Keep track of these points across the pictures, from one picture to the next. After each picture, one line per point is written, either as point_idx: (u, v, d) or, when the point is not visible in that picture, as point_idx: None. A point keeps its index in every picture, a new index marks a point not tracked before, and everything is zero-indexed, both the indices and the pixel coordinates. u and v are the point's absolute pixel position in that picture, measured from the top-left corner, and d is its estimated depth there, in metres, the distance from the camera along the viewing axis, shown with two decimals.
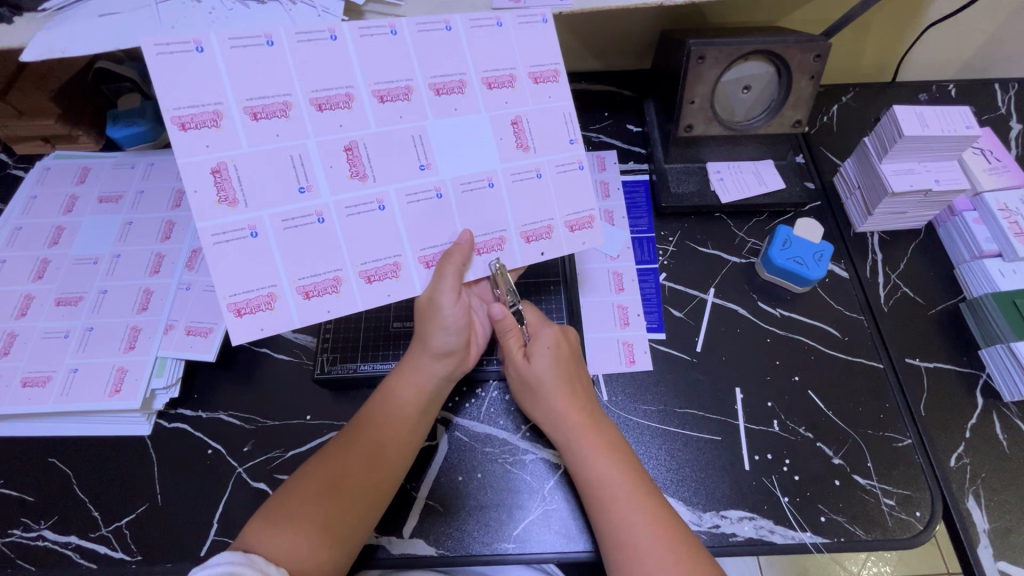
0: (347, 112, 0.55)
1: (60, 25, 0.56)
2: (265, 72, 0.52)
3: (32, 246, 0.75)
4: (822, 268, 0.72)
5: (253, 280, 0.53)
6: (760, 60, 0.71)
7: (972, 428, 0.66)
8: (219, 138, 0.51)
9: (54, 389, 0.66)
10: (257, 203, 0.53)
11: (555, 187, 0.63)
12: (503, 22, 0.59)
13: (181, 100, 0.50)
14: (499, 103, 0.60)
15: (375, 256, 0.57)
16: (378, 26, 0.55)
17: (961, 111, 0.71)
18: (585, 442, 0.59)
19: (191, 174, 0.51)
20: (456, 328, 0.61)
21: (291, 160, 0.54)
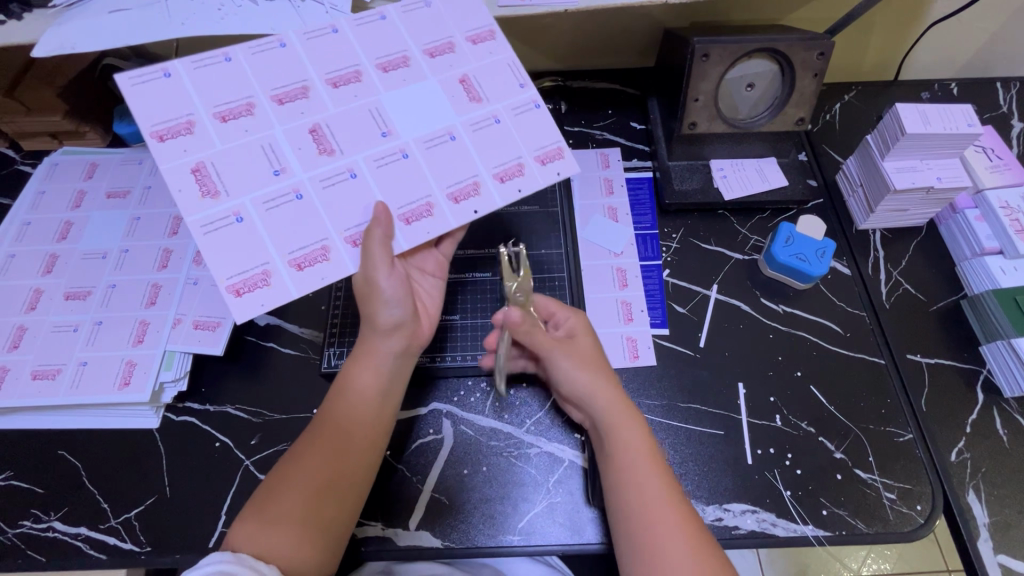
0: (307, 100, 0.57)
1: (71, 21, 0.57)
2: (229, 81, 0.56)
3: (40, 241, 0.75)
4: (825, 265, 0.72)
5: (247, 260, 0.53)
6: (764, 58, 0.71)
7: (973, 423, 0.67)
8: (196, 141, 0.54)
9: (64, 382, 0.66)
10: (237, 192, 0.54)
11: (515, 128, 0.61)
12: (433, 2, 0.62)
13: (156, 116, 0.54)
14: (442, 68, 0.61)
15: (355, 220, 0.56)
16: (369, 15, 0.61)
17: (963, 109, 0.71)
18: (621, 423, 0.58)
19: (174, 177, 0.53)
20: (398, 300, 0.58)
21: (262, 149, 0.55)
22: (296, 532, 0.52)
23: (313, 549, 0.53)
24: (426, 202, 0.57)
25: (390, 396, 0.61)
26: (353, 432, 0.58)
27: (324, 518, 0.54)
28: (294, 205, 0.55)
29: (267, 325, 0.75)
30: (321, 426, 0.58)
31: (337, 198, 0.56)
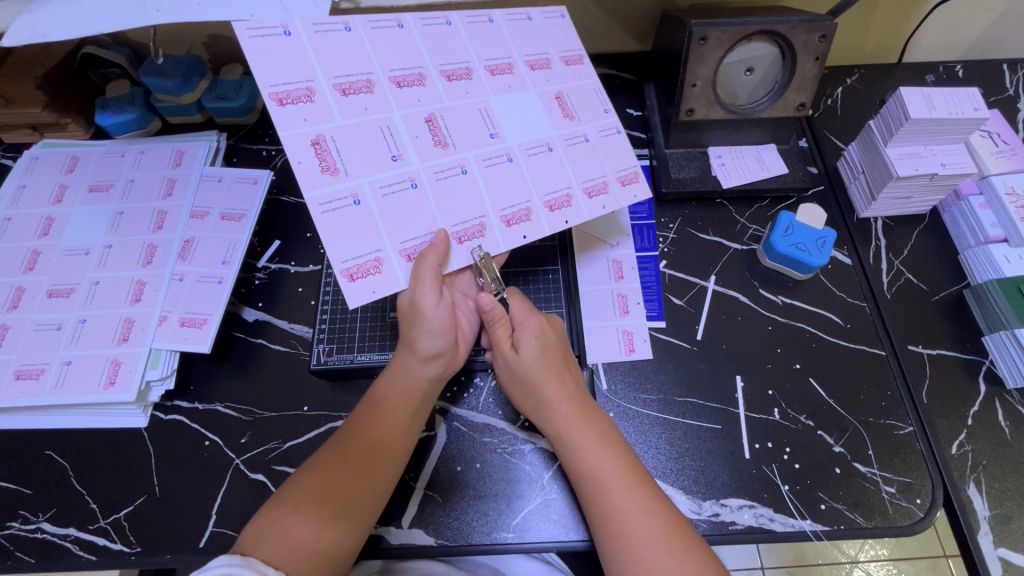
0: (422, 88, 0.58)
1: (43, 12, 0.55)
2: (350, 53, 0.56)
3: (22, 237, 0.74)
4: (825, 255, 0.71)
5: (360, 245, 0.53)
6: (764, 41, 0.69)
7: (974, 415, 0.66)
8: (316, 112, 0.53)
9: (48, 382, 0.65)
10: (356, 172, 0.54)
11: (602, 149, 0.64)
12: (533, 16, 0.65)
13: (277, 78, 0.52)
14: (542, 81, 0.63)
15: (460, 217, 0.57)
16: (479, 15, 0.63)
17: (970, 92, 0.69)
18: (575, 433, 0.58)
19: (294, 147, 0.52)
20: (440, 330, 0.59)
21: (381, 131, 0.56)
22: (321, 520, 0.52)
23: (335, 540, 0.53)
24: (481, 222, 0.58)
25: (423, 410, 0.62)
26: (376, 445, 0.58)
27: (349, 510, 0.54)
28: (409, 194, 0.56)
29: (256, 321, 0.73)
30: (356, 424, 0.59)
31: (448, 194, 0.57)
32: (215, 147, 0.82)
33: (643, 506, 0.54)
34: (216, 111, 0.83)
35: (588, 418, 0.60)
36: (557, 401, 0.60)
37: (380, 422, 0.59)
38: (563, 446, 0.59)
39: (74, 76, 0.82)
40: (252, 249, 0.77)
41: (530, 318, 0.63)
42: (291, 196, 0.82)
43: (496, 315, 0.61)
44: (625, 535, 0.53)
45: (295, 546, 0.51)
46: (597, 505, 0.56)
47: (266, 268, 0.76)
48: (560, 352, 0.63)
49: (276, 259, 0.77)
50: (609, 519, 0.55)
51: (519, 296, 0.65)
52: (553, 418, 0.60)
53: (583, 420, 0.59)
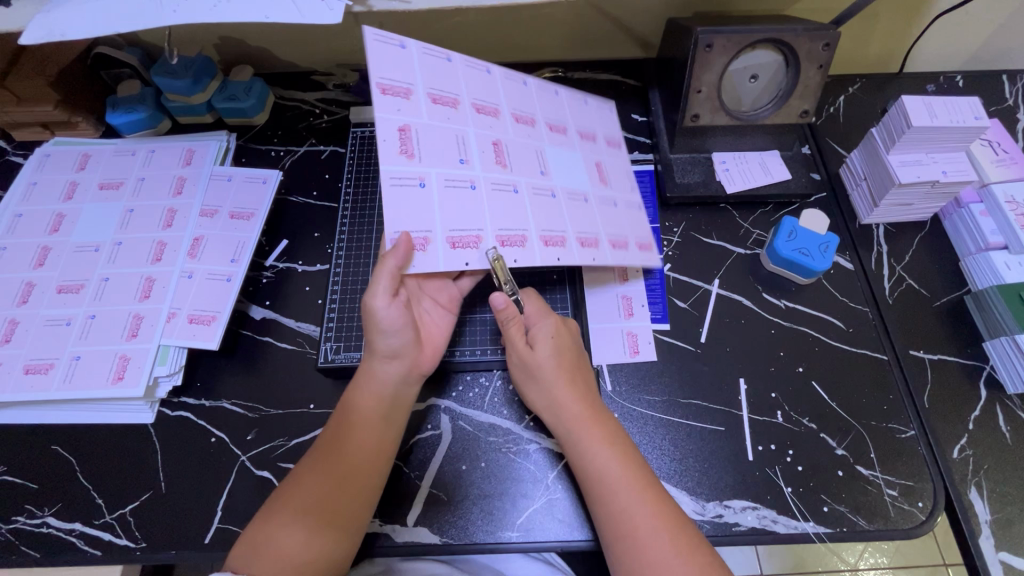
0: (495, 120, 0.65)
1: (60, 11, 0.56)
2: (448, 76, 0.63)
3: (33, 233, 0.74)
4: (828, 259, 0.71)
5: (415, 221, 0.56)
6: (770, 49, 0.70)
7: (975, 419, 0.66)
8: (410, 106, 0.59)
9: (56, 377, 0.65)
10: (428, 162, 0.58)
11: (626, 215, 0.72)
12: (588, 102, 0.78)
13: (385, 72, 0.58)
14: (588, 148, 0.73)
15: (460, 225, 0.58)
16: (547, 86, 0.73)
17: (971, 101, 0.70)
18: (585, 434, 0.59)
19: (383, 126, 0.56)
20: (396, 330, 0.58)
21: (455, 137, 0.61)
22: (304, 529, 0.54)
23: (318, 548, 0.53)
24: (477, 234, 0.58)
25: (397, 414, 0.61)
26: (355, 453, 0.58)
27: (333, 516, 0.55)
28: (468, 193, 0.59)
29: (264, 319, 0.74)
30: (333, 432, 0.59)
31: (498, 202, 0.61)
32: (225, 147, 0.82)
33: (650, 507, 0.55)
34: (226, 112, 0.85)
35: (596, 420, 0.60)
36: (568, 400, 0.60)
37: (354, 431, 0.58)
38: (569, 444, 0.60)
39: (86, 76, 0.83)
40: (259, 248, 0.78)
41: (546, 319, 0.64)
42: (299, 196, 0.82)
43: (510, 315, 0.61)
44: (630, 535, 0.54)
45: (281, 555, 0.52)
46: (603, 507, 0.56)
47: (274, 267, 0.77)
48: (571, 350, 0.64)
49: (283, 258, 0.78)
50: (614, 519, 0.55)
51: (534, 299, 0.66)
52: (559, 418, 0.60)
53: (592, 421, 0.60)
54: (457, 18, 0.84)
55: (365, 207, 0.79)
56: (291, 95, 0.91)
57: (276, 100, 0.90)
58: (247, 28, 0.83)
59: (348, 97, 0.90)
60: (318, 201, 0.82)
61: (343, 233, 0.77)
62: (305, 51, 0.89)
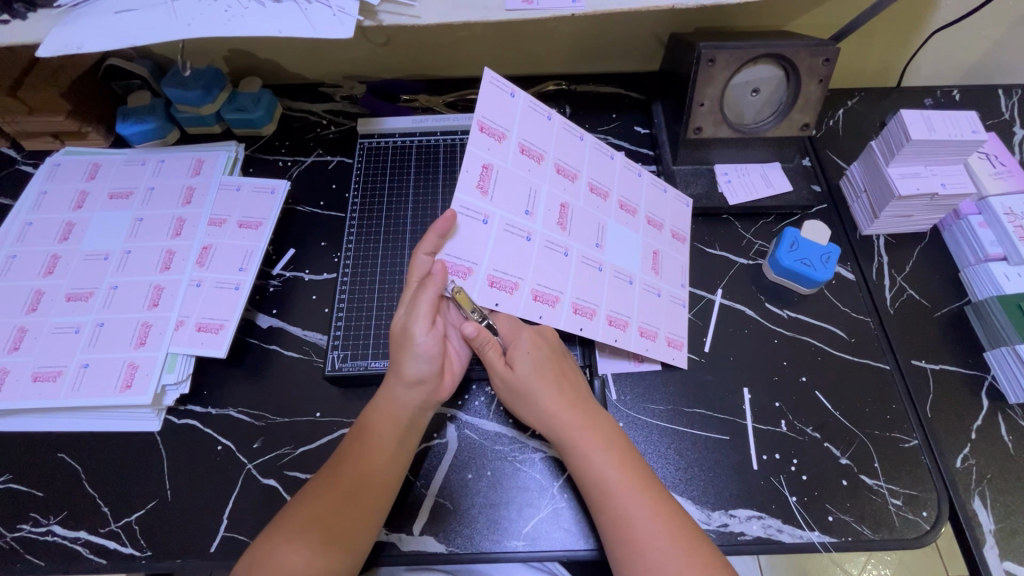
0: (570, 183, 0.69)
1: (77, 23, 0.58)
2: (542, 132, 0.68)
3: (43, 242, 0.75)
4: (830, 270, 0.72)
5: (466, 251, 0.60)
6: (770, 63, 0.71)
7: (978, 429, 0.67)
8: (500, 149, 0.63)
9: (65, 384, 0.66)
10: (499, 204, 0.62)
11: (666, 309, 0.71)
12: (667, 191, 0.78)
13: (489, 113, 0.63)
14: (649, 235, 0.73)
15: (504, 268, 0.61)
16: (632, 167, 0.76)
17: (968, 115, 0.71)
18: (581, 439, 0.59)
19: (471, 160, 0.61)
20: (428, 357, 0.60)
21: (529, 190, 0.65)
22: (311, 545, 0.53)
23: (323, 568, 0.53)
24: (517, 282, 0.61)
25: (412, 438, 0.61)
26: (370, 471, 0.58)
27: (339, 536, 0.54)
28: (521, 243, 0.63)
29: (270, 327, 0.74)
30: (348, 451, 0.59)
31: (545, 261, 0.64)
32: (234, 158, 0.83)
33: (650, 510, 0.55)
34: (234, 123, 0.86)
35: (591, 423, 0.60)
36: (560, 409, 0.60)
37: (371, 450, 0.59)
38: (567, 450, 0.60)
39: (97, 86, 0.85)
40: (267, 256, 0.79)
41: (524, 332, 0.63)
42: (307, 206, 0.83)
43: (484, 340, 0.59)
44: (630, 539, 0.54)
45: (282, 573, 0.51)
46: (602, 510, 0.56)
47: (281, 276, 0.78)
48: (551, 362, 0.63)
49: (290, 266, 0.78)
50: (615, 523, 0.55)
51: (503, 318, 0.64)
52: (554, 427, 0.60)
53: (588, 425, 0.60)
54: (464, 32, 0.85)
55: (374, 217, 0.79)
56: (298, 106, 0.92)
57: (284, 111, 0.92)
58: (257, 40, 0.85)
59: (356, 108, 0.92)
60: (325, 210, 0.83)
61: (351, 243, 0.77)
62: (313, 63, 0.91)
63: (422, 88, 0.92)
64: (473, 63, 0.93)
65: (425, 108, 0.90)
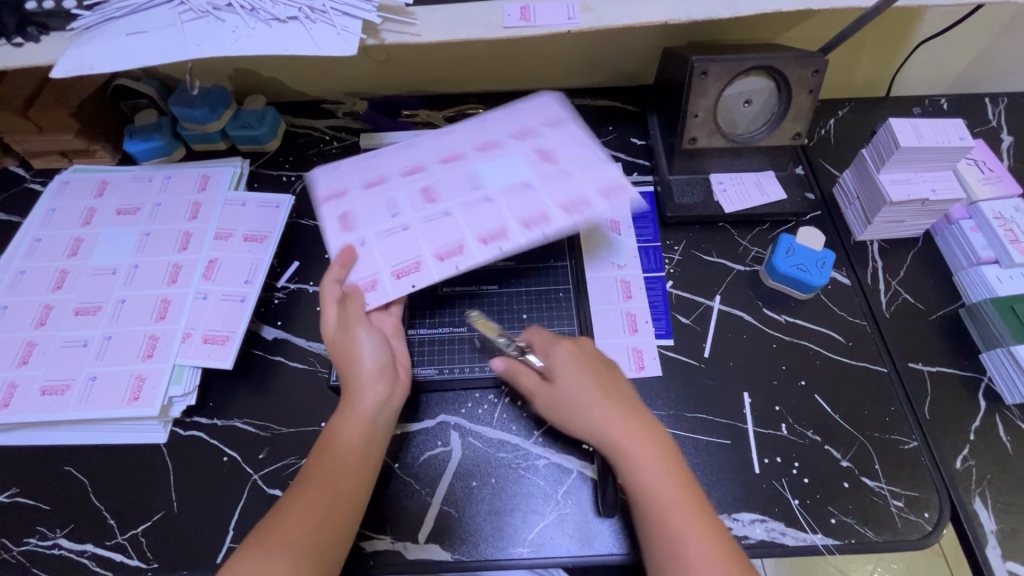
0: (425, 170, 0.69)
1: (90, 45, 0.60)
2: (384, 159, 0.70)
3: (51, 257, 0.76)
4: (825, 275, 0.74)
5: (402, 252, 0.63)
6: (760, 75, 0.73)
7: (976, 430, 0.67)
8: (348, 198, 0.66)
9: (73, 397, 0.66)
10: (361, 227, 0.64)
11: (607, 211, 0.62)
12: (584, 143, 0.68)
13: (324, 182, 0.67)
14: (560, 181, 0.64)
15: (440, 240, 0.63)
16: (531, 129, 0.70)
17: (955, 122, 0.73)
18: (637, 449, 0.55)
19: (325, 215, 0.65)
20: (373, 351, 0.62)
21: (384, 199, 0.66)
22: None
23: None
24: (416, 260, 0.62)
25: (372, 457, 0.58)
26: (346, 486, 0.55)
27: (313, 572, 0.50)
28: (395, 236, 0.64)
29: (275, 339, 0.75)
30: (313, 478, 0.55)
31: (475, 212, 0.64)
32: (239, 173, 0.85)
33: (699, 531, 0.51)
34: (239, 139, 0.88)
35: (646, 435, 0.56)
36: (614, 421, 0.57)
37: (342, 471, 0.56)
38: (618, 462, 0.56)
39: (106, 106, 0.87)
40: (271, 270, 0.80)
41: (558, 344, 0.63)
42: (311, 219, 0.85)
43: (516, 367, 0.64)
44: (677, 559, 0.51)
45: None
46: (652, 526, 0.53)
47: (285, 288, 0.79)
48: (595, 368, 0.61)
49: (295, 279, 0.80)
50: (663, 540, 0.52)
51: (540, 332, 0.66)
52: (609, 439, 0.57)
53: (644, 436, 0.56)
54: (463, 48, 0.88)
55: None
56: (302, 123, 0.94)
57: (288, 127, 0.94)
58: (262, 58, 0.88)
59: (358, 124, 0.94)
60: None
61: None
62: (316, 80, 0.93)
63: (422, 103, 0.94)
64: (472, 79, 0.95)
65: (426, 122, 0.91)
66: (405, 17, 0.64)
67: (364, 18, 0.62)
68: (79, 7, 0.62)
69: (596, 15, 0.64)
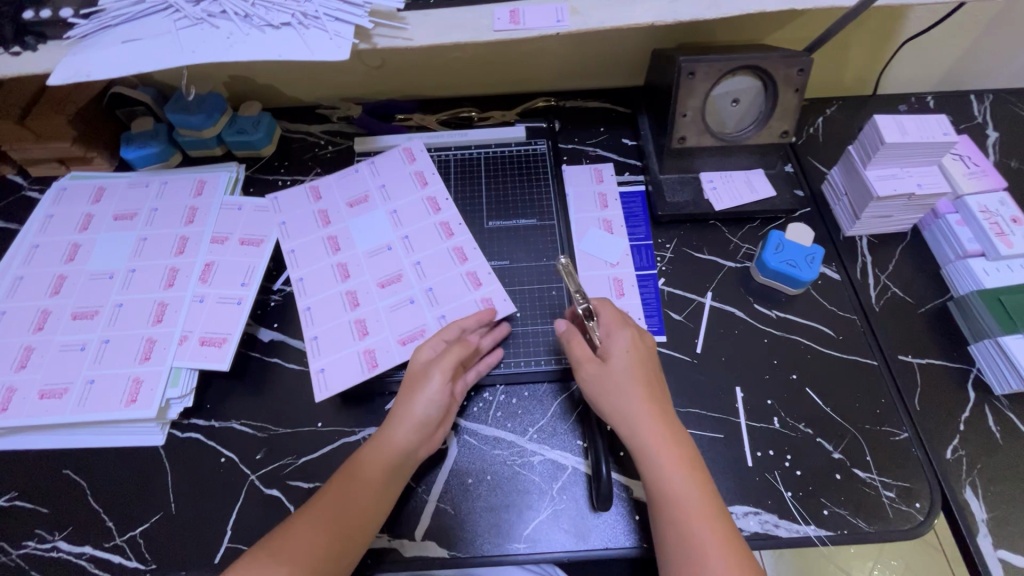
0: (359, 225, 0.82)
1: (86, 52, 0.61)
2: (306, 240, 0.80)
3: (49, 263, 0.77)
4: (814, 270, 0.75)
5: (462, 305, 0.74)
6: (747, 74, 0.75)
7: (966, 421, 0.68)
8: (354, 279, 0.77)
9: (71, 400, 0.67)
10: (391, 305, 0.75)
11: None
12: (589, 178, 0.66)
13: (306, 300, 0.76)
14: None
15: (455, 283, 0.76)
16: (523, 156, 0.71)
17: (939, 118, 0.74)
18: (664, 451, 0.57)
19: (342, 323, 0.74)
20: (435, 402, 0.62)
21: (372, 272, 0.78)
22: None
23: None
24: (421, 328, 0.73)
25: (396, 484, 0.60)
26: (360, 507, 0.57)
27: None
28: (408, 307, 0.74)
29: (271, 341, 0.76)
30: (338, 480, 0.59)
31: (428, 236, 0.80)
32: (235, 178, 0.86)
33: (716, 538, 0.53)
34: (234, 144, 0.89)
35: (675, 440, 0.58)
36: (653, 432, 0.58)
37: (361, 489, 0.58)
38: (650, 470, 0.57)
39: (103, 114, 0.88)
40: (267, 273, 0.81)
41: (624, 329, 0.64)
42: None
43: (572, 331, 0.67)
44: (693, 560, 0.52)
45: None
46: (671, 526, 0.54)
47: (281, 291, 0.80)
48: (644, 372, 0.62)
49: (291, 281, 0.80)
50: (680, 540, 0.54)
51: (610, 307, 0.67)
52: (638, 437, 0.58)
53: (673, 440, 0.58)
54: (456, 53, 0.89)
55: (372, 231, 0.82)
56: (296, 128, 0.95)
57: (283, 132, 0.95)
58: (257, 65, 0.89)
59: (353, 128, 0.95)
60: None
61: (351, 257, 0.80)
62: (310, 86, 0.94)
63: (416, 107, 0.96)
64: (465, 83, 0.96)
65: (419, 126, 0.93)
66: (397, 21, 0.66)
67: (355, 23, 0.63)
68: (75, 16, 0.63)
69: (584, 17, 0.66)
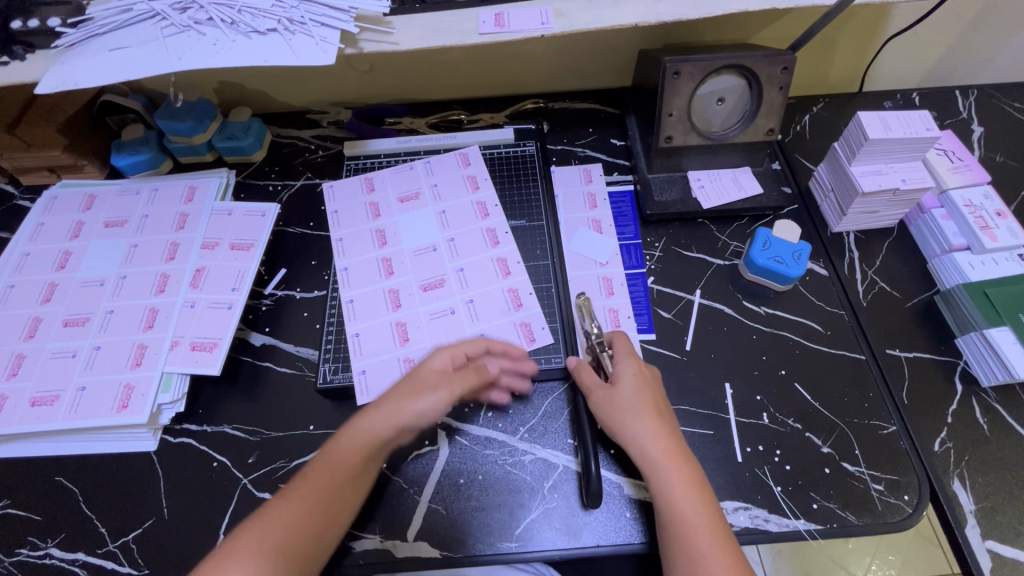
0: (411, 223, 0.83)
1: (74, 61, 0.62)
2: (358, 233, 0.82)
3: (40, 271, 0.77)
4: (802, 266, 0.75)
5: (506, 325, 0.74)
6: (732, 73, 0.75)
7: (954, 413, 0.69)
8: (398, 276, 0.78)
9: (62, 407, 0.67)
10: (432, 312, 0.75)
11: None
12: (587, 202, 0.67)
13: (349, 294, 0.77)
14: None
15: (500, 298, 0.76)
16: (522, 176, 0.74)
17: (921, 114, 0.75)
18: (670, 472, 0.58)
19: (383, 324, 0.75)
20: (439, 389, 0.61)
21: (418, 271, 0.79)
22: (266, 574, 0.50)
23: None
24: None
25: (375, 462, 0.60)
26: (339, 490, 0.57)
27: (293, 566, 0.52)
28: (449, 317, 0.75)
29: (263, 345, 0.76)
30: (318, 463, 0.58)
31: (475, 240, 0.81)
32: (225, 183, 0.86)
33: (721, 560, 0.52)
34: (225, 150, 0.89)
35: (680, 461, 0.59)
36: (660, 455, 0.59)
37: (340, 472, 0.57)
38: (659, 490, 0.57)
39: (93, 122, 0.88)
40: (259, 277, 0.81)
41: (630, 358, 0.65)
42: (297, 227, 0.86)
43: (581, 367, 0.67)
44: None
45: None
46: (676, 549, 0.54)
47: (273, 295, 0.80)
48: (649, 395, 0.63)
49: (282, 285, 0.81)
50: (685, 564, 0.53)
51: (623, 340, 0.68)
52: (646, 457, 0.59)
53: (679, 461, 0.58)
54: (444, 56, 0.90)
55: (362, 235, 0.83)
56: (287, 133, 0.96)
57: (273, 138, 0.95)
58: (246, 71, 0.89)
59: (343, 132, 0.95)
60: (315, 231, 0.85)
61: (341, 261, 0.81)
62: (300, 91, 0.95)
63: (406, 111, 0.96)
64: (454, 86, 0.97)
65: (409, 129, 0.94)
66: (383, 26, 0.66)
67: (341, 28, 0.63)
68: (63, 25, 0.63)
69: (568, 19, 0.66)
